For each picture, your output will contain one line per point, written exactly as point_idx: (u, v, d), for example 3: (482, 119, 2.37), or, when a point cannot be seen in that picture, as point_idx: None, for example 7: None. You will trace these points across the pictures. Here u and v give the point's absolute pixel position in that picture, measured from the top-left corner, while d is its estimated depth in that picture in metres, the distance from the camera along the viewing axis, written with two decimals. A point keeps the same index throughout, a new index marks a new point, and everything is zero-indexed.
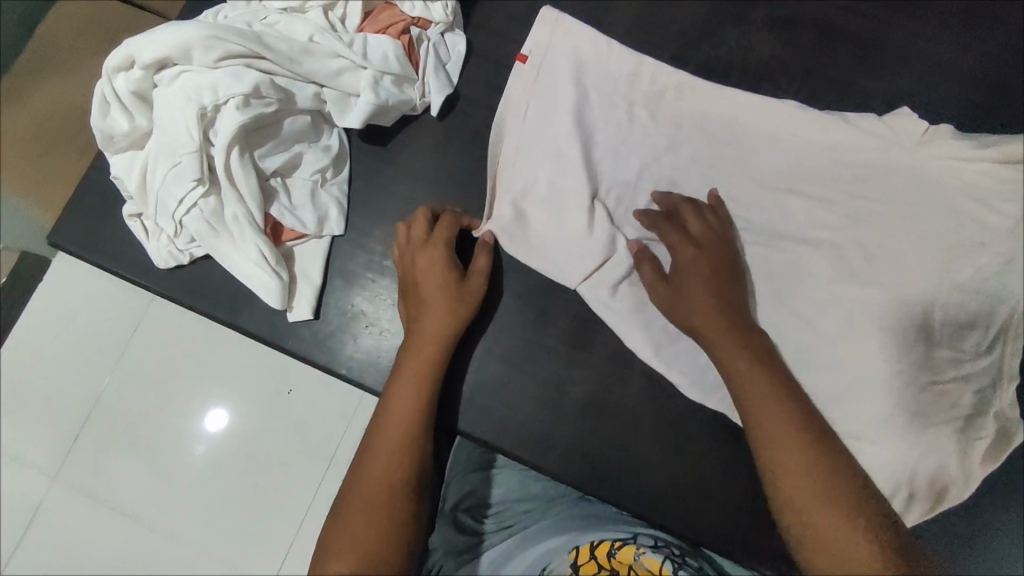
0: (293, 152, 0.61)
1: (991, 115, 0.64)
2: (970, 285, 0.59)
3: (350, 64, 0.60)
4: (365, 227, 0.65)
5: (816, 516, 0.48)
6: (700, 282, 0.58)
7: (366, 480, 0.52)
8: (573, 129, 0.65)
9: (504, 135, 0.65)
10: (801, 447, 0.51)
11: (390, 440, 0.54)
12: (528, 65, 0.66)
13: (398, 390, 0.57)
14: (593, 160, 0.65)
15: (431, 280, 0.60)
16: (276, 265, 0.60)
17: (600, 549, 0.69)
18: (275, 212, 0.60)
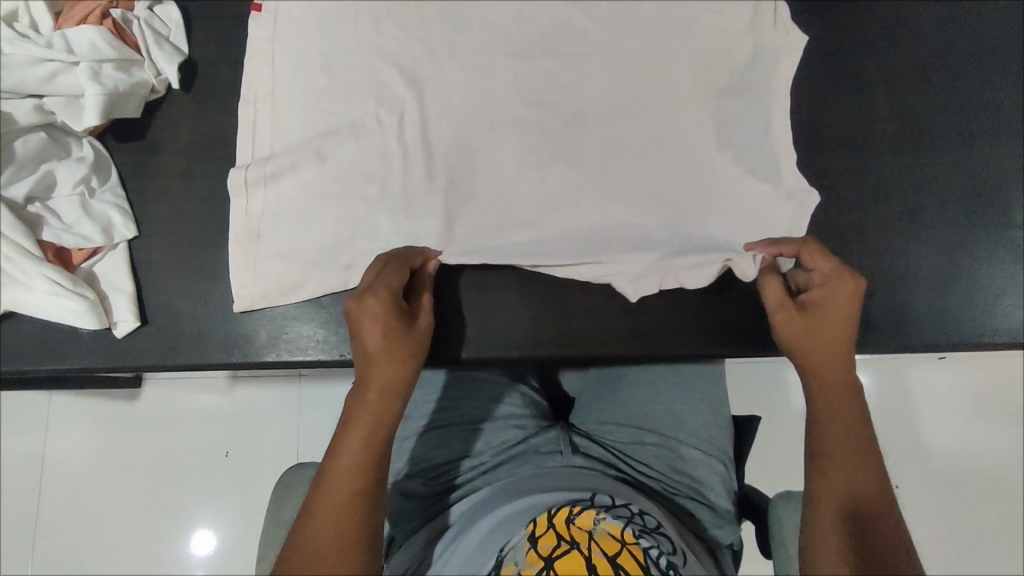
0: (42, 172, 0.58)
1: None
2: (710, 38, 0.64)
3: (61, 64, 0.58)
4: (156, 220, 0.63)
5: (836, 460, 0.54)
6: (833, 308, 0.55)
7: (314, 541, 0.49)
8: (317, 49, 0.65)
9: (251, 83, 0.64)
10: (841, 355, 0.55)
11: (333, 507, 0.50)
12: (266, 12, 0.65)
13: (342, 451, 0.51)
14: (339, 69, 0.64)
15: (376, 325, 0.52)
16: (74, 286, 0.58)
17: (558, 516, 0.50)
18: (49, 237, 0.58)
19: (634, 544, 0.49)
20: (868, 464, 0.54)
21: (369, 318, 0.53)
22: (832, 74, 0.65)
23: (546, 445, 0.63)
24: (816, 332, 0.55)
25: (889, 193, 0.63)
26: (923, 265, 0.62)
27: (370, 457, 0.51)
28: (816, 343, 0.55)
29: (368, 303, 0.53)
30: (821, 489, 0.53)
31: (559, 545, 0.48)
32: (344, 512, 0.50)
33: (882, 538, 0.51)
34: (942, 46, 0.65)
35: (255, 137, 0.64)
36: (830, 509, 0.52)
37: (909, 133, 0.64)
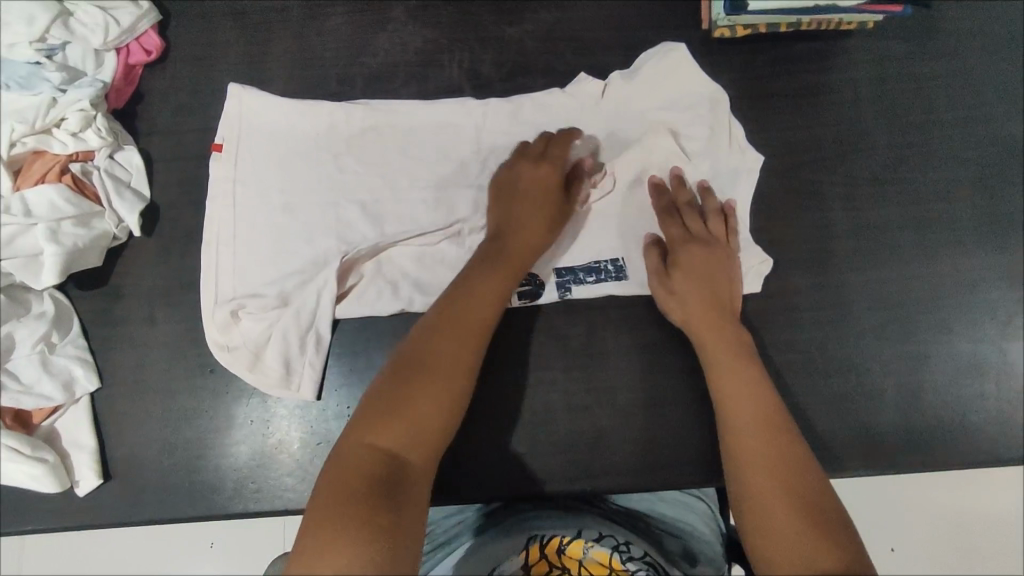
0: (1, 336, 0.58)
1: (625, 17, 0.71)
2: (664, 164, 0.66)
3: (18, 226, 0.58)
4: (119, 370, 0.63)
5: (749, 445, 0.53)
6: (698, 262, 0.61)
7: (380, 403, 0.50)
8: (277, 186, 0.65)
9: (213, 223, 0.64)
10: (757, 388, 0.56)
11: (399, 375, 0.52)
12: (226, 152, 0.65)
13: (441, 318, 0.56)
14: (298, 206, 0.65)
15: (541, 198, 0.62)
16: (34, 451, 0.57)
17: (549, 546, 0.62)
18: (9, 402, 0.58)
19: (622, 570, 0.61)
20: (802, 480, 0.51)
21: (541, 185, 0.62)
22: (788, 192, 0.66)
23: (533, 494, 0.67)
24: (721, 359, 0.58)
25: (854, 308, 0.64)
26: (889, 383, 0.62)
27: (497, 302, 0.58)
28: (723, 386, 0.57)
29: (543, 168, 0.63)
30: (754, 519, 0.50)
31: (551, 570, 0.62)
32: (417, 379, 0.51)
33: (829, 539, 0.46)
34: (897, 159, 0.67)
35: (214, 278, 0.63)
36: (765, 524, 0.49)
37: (869, 246, 0.65)
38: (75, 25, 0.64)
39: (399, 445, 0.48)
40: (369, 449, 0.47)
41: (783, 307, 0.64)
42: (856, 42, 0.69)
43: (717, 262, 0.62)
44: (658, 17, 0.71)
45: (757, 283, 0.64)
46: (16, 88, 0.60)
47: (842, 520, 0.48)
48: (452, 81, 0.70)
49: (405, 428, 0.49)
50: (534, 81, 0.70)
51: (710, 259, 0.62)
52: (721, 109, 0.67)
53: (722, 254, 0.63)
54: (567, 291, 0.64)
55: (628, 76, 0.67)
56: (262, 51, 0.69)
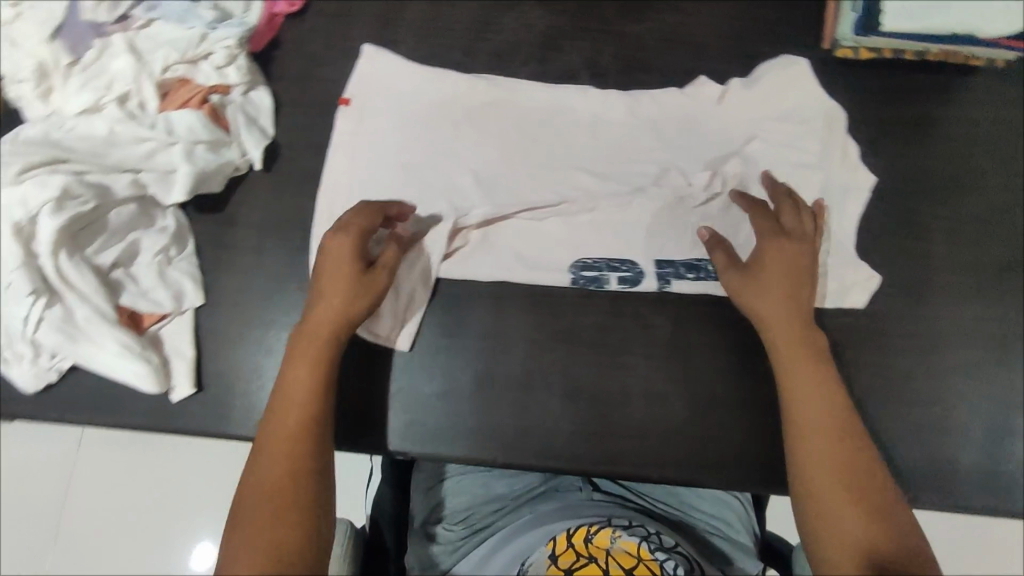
0: (129, 241, 0.63)
1: (747, 27, 0.72)
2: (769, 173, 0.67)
3: (159, 143, 0.63)
4: (225, 291, 0.67)
5: (811, 457, 0.53)
6: (775, 263, 0.60)
7: (258, 491, 0.51)
8: (394, 142, 0.69)
9: (331, 168, 0.68)
10: (824, 381, 0.56)
11: (275, 460, 0.53)
12: (353, 106, 0.70)
13: (285, 395, 0.56)
14: (415, 165, 0.68)
15: (337, 267, 0.59)
16: (142, 350, 0.62)
17: (575, 535, 0.58)
18: (127, 301, 0.62)
19: (651, 559, 0.56)
20: (869, 484, 0.51)
21: (337, 254, 0.60)
22: (892, 218, 0.66)
23: (566, 485, 0.70)
24: (788, 356, 0.58)
25: (947, 341, 0.63)
26: (974, 421, 0.62)
27: (314, 385, 0.56)
28: (792, 380, 0.57)
29: (343, 233, 0.60)
30: (813, 514, 0.51)
31: (578, 560, 0.57)
32: (286, 460, 0.53)
33: (885, 529, 0.49)
34: (1009, 202, 0.67)
35: (327, 220, 0.67)
36: (831, 535, 0.49)
37: (969, 284, 0.65)
38: None
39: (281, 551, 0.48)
40: None
41: (875, 329, 0.63)
42: (983, 81, 0.69)
43: (795, 261, 0.60)
44: (780, 31, 0.72)
45: (864, 297, 0.64)
46: (173, 20, 0.67)
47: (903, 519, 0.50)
48: (571, 68, 0.72)
49: (280, 521, 0.50)
50: (649, 77, 0.72)
51: (791, 251, 0.61)
52: (836, 128, 0.68)
53: (801, 245, 0.61)
54: (665, 283, 0.65)
55: (746, 86, 0.69)
56: (395, 16, 0.73)
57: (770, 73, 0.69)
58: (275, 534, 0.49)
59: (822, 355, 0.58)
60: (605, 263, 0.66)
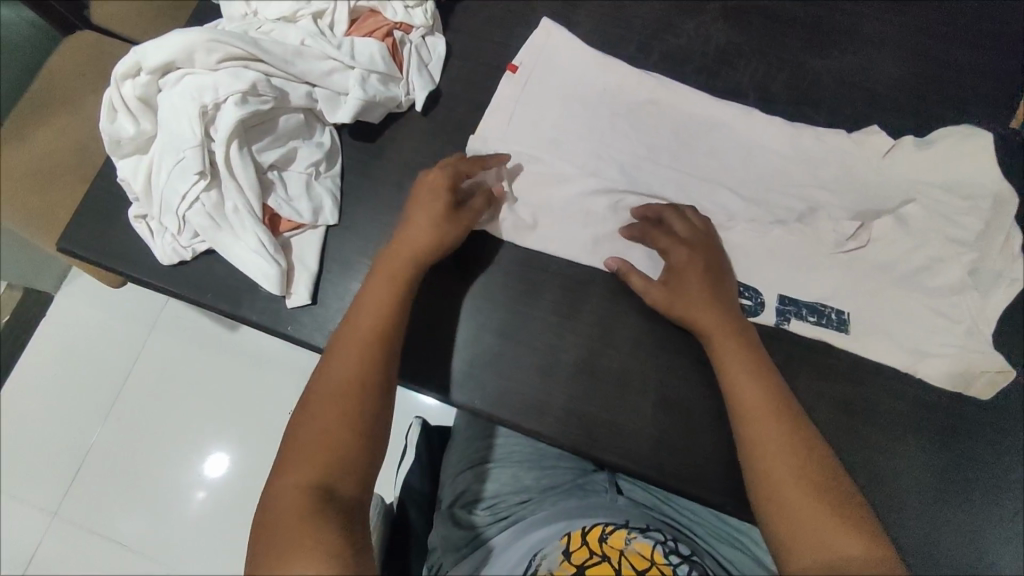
0: (288, 148, 0.65)
1: (931, 86, 0.70)
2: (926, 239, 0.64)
3: (339, 65, 0.66)
4: (359, 218, 0.69)
5: (772, 445, 0.52)
6: (689, 272, 0.61)
7: (324, 400, 0.54)
8: (551, 114, 0.70)
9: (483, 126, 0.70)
10: (755, 377, 0.55)
11: (341, 377, 0.55)
12: (519, 74, 0.71)
13: (361, 311, 0.58)
14: (566, 141, 0.69)
15: (430, 211, 0.62)
16: (274, 253, 0.65)
17: (591, 533, 0.57)
18: (272, 203, 0.65)
19: (663, 564, 0.55)
20: (838, 486, 0.50)
21: (426, 184, 0.63)
22: None
23: (592, 484, 0.68)
24: (722, 350, 0.58)
25: None
26: None
27: (389, 314, 0.58)
28: (727, 369, 0.57)
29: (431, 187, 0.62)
30: (769, 487, 0.51)
31: (590, 557, 0.55)
32: (349, 379, 0.55)
33: (846, 517, 0.48)
34: None
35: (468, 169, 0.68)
36: (790, 523, 0.49)
37: None
38: None
39: (332, 471, 0.51)
40: (299, 490, 0.49)
41: (991, 424, 0.62)
42: None
43: (705, 272, 0.61)
44: (966, 100, 0.69)
45: (990, 391, 0.61)
46: None
47: (869, 532, 0.48)
48: (739, 85, 0.71)
49: (337, 441, 0.52)
50: (817, 113, 0.70)
51: (700, 256, 0.61)
52: (1002, 212, 0.64)
53: (705, 237, 0.63)
54: (785, 321, 0.63)
55: (919, 146, 0.66)
56: None
57: (947, 139, 0.66)
58: (337, 442, 0.52)
59: (759, 353, 0.57)
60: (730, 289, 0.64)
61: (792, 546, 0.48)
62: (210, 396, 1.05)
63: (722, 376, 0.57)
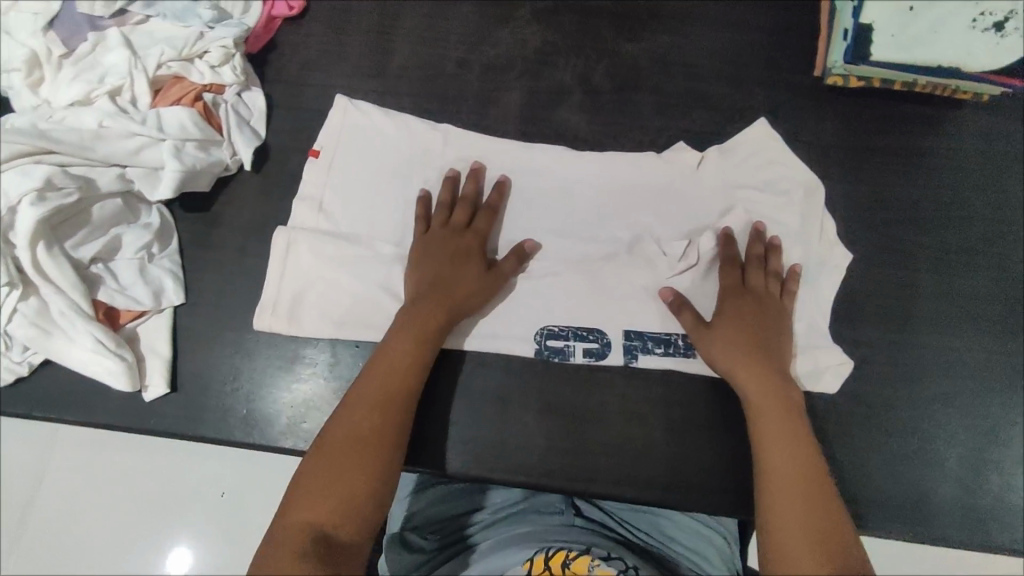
0: (110, 236, 0.62)
1: (737, 50, 0.73)
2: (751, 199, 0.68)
3: (148, 140, 0.63)
4: (206, 291, 0.66)
5: (790, 512, 0.52)
6: (762, 300, 0.62)
7: (318, 519, 0.51)
8: (361, 194, 0.68)
9: (316, 175, 0.69)
10: (787, 400, 0.58)
11: (365, 418, 0.56)
12: (322, 158, 0.69)
13: (342, 418, 0.56)
14: (381, 219, 0.68)
15: (453, 257, 0.64)
16: (117, 348, 0.60)
17: (554, 559, 0.56)
18: (104, 297, 0.61)
19: None
20: (842, 560, 0.49)
21: (445, 241, 0.64)
22: (874, 247, 0.67)
23: (548, 506, 0.66)
24: (760, 379, 0.58)
25: (925, 371, 0.64)
26: (950, 453, 0.62)
27: (419, 364, 0.59)
28: (756, 391, 0.58)
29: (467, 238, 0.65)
30: (772, 515, 0.52)
31: None
32: (381, 418, 0.56)
33: None
34: (992, 234, 0.67)
35: (282, 271, 0.66)
36: None
37: (950, 314, 0.65)
38: None
39: (338, 514, 0.51)
40: None
41: (852, 358, 0.64)
42: (970, 112, 0.69)
43: (757, 326, 0.61)
44: (771, 57, 0.73)
45: (835, 384, 0.63)
46: (171, 19, 0.67)
47: None
48: (563, 83, 0.73)
49: (358, 480, 0.53)
50: (641, 96, 0.72)
51: (756, 313, 0.61)
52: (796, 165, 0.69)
53: (767, 306, 0.62)
54: (634, 359, 0.64)
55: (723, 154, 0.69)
56: (392, 25, 0.74)
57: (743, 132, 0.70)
58: None
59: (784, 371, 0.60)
60: (571, 333, 0.65)
61: None
62: (70, 531, 0.85)
63: (754, 427, 0.57)
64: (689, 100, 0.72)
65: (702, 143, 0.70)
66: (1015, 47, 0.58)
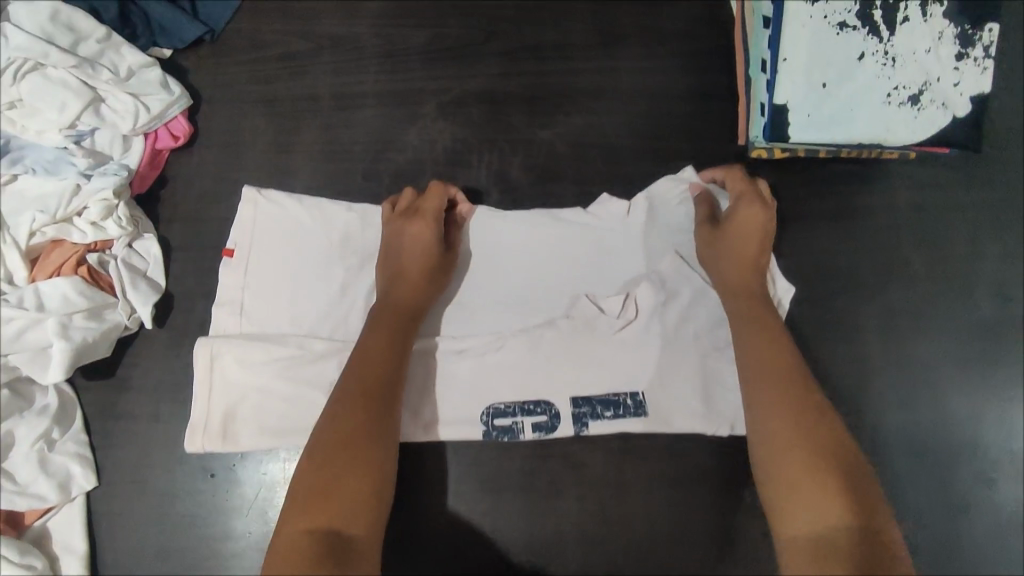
0: (1, 433, 0.57)
1: (657, 125, 0.70)
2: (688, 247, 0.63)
3: (28, 321, 0.57)
4: (118, 468, 0.61)
5: (788, 409, 0.52)
6: (746, 226, 0.60)
7: (320, 467, 0.49)
8: (281, 294, 0.63)
9: (236, 278, 0.62)
10: (782, 345, 0.55)
11: (351, 413, 0.52)
12: (238, 258, 0.63)
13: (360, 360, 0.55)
14: (304, 318, 0.62)
15: (418, 246, 0.59)
16: (22, 557, 0.55)
17: None
18: (2, 503, 0.56)
19: None
20: (851, 464, 0.49)
21: (422, 234, 0.60)
22: (820, 323, 0.65)
23: None
24: (758, 321, 0.57)
25: (882, 448, 0.62)
26: (913, 531, 0.61)
27: (394, 351, 0.56)
28: (746, 339, 0.57)
29: (420, 224, 0.60)
30: (776, 474, 0.50)
31: None
32: (359, 407, 0.52)
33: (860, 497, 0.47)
34: (934, 292, 0.65)
35: (207, 384, 0.60)
36: (805, 516, 0.47)
37: (901, 384, 0.63)
38: (106, 111, 0.64)
39: (338, 483, 0.49)
40: None
41: None
42: (898, 167, 0.67)
43: (762, 227, 0.60)
44: (692, 128, 0.70)
45: None
46: (42, 173, 0.62)
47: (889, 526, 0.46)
48: (480, 182, 0.68)
49: (352, 434, 0.51)
50: (564, 186, 0.68)
51: (762, 215, 0.60)
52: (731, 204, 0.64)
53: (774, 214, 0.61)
54: (584, 428, 0.60)
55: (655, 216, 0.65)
56: (290, 142, 0.69)
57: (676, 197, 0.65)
58: (301, 557, 0.44)
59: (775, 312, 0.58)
60: (518, 408, 0.60)
61: (796, 531, 0.47)
62: None
63: (749, 318, 0.58)
64: (614, 184, 0.69)
65: None
66: (938, 118, 0.56)
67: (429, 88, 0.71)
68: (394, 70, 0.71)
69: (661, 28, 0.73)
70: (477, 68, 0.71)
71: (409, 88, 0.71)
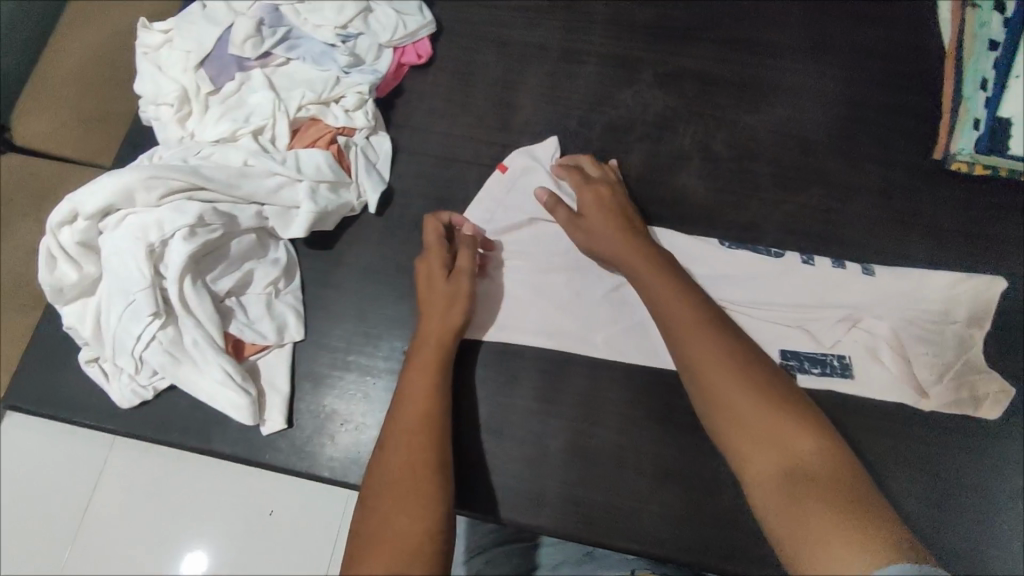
0: (243, 271, 0.64)
1: (857, 126, 0.73)
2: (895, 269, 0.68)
3: (287, 179, 0.64)
4: (324, 329, 0.67)
5: (754, 445, 0.48)
6: (604, 213, 0.65)
7: (395, 441, 0.56)
8: (522, 204, 0.70)
9: (492, 191, 0.71)
10: (752, 397, 0.50)
11: (418, 373, 0.60)
12: (509, 173, 0.71)
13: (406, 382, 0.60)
14: (544, 231, 0.70)
15: (438, 291, 0.63)
16: (242, 381, 0.62)
17: None
18: (234, 330, 0.63)
19: None
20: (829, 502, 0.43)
21: (433, 271, 0.64)
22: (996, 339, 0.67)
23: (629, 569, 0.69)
24: (701, 345, 0.54)
25: None
26: None
27: (432, 384, 0.59)
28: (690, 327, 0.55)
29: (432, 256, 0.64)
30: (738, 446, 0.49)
31: None
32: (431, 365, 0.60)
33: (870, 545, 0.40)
34: None
35: None
36: (789, 516, 0.43)
37: None
38: (372, 21, 0.73)
39: (417, 467, 0.55)
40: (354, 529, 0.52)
41: (970, 449, 0.64)
42: None
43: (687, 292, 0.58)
44: (894, 137, 0.73)
45: (996, 411, 0.64)
46: (310, 62, 0.70)
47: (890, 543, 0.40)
48: (684, 148, 0.73)
49: (424, 453, 0.56)
50: (760, 165, 0.72)
51: (606, 213, 0.65)
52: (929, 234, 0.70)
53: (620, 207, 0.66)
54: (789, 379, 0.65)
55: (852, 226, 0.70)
56: (516, 80, 0.76)
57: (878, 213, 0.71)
58: (400, 491, 0.53)
59: (754, 374, 0.51)
60: None
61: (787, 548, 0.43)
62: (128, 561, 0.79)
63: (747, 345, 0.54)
64: (808, 173, 0.72)
65: (826, 222, 0.70)
66: None
67: (647, 56, 0.76)
68: (619, 36, 0.77)
69: (871, 40, 0.76)
70: (690, 48, 0.76)
71: (631, 53, 0.76)
